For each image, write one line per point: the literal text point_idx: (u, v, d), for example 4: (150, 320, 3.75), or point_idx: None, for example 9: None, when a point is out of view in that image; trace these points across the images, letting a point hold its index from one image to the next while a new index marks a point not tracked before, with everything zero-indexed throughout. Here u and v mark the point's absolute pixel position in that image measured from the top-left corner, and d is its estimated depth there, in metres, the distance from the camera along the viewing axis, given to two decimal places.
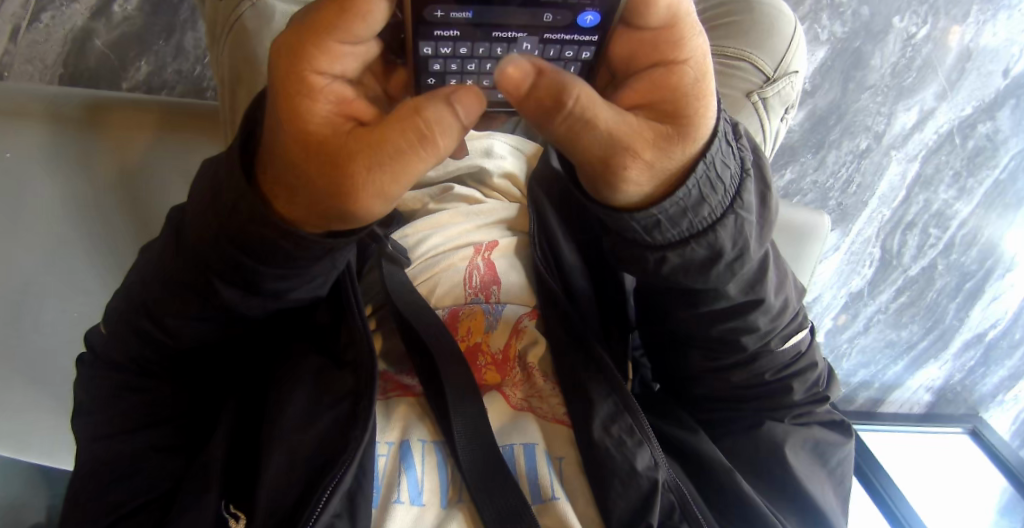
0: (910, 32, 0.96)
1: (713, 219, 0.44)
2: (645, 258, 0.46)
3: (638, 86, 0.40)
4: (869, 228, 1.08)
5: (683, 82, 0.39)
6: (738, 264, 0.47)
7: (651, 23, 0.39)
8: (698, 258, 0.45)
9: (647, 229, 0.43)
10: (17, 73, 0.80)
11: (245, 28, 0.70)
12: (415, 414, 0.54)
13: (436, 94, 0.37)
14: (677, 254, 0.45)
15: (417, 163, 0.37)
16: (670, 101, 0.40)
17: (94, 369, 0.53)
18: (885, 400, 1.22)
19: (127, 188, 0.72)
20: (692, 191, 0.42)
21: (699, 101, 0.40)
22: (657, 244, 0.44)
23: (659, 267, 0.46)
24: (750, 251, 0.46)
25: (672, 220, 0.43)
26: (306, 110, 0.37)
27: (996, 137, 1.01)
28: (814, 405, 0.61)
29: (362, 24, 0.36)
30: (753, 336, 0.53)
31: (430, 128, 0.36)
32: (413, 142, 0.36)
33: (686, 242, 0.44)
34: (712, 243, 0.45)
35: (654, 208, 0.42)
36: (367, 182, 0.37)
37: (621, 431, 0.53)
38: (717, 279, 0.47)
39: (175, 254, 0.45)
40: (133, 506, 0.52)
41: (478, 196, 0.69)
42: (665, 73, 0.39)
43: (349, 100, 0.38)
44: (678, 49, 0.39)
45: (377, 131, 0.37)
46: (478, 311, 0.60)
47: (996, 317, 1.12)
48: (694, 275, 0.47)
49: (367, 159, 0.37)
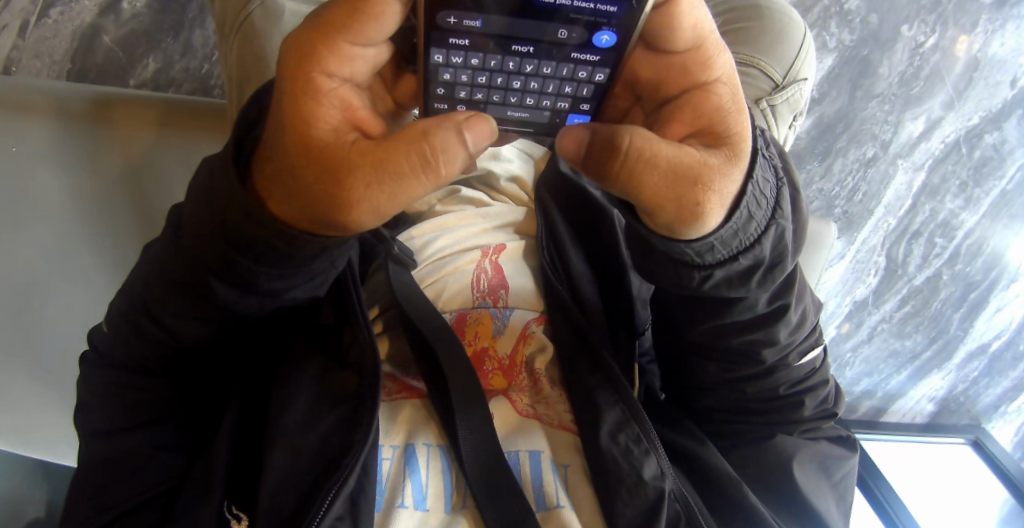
0: (918, 41, 0.96)
1: (759, 233, 0.43)
2: (690, 278, 0.44)
3: (677, 109, 0.42)
4: (874, 237, 1.07)
5: (720, 101, 0.41)
6: (777, 271, 0.46)
7: (677, 45, 0.41)
8: (743, 272, 0.44)
9: (698, 253, 0.42)
10: (25, 68, 0.80)
11: (253, 26, 0.70)
12: (420, 419, 0.54)
13: (448, 119, 0.37)
14: (724, 271, 0.44)
15: (414, 185, 0.37)
16: (714, 124, 0.41)
17: (97, 367, 0.52)
18: (886, 410, 1.22)
19: (132, 184, 0.72)
20: (744, 212, 0.41)
21: (739, 118, 0.41)
22: (706, 264, 0.43)
23: (703, 284, 0.44)
24: (787, 259, 0.46)
25: (724, 242, 0.42)
26: (311, 113, 0.37)
27: (1003, 147, 1.01)
28: (822, 421, 0.60)
29: (376, 27, 0.37)
30: (773, 350, 0.53)
31: (435, 155, 0.37)
32: (415, 165, 0.37)
33: (734, 258, 0.43)
34: (756, 256, 0.44)
35: (712, 234, 0.41)
36: (364, 198, 0.37)
37: (628, 440, 0.53)
38: (756, 289, 0.46)
39: (175, 251, 0.45)
40: (131, 506, 0.52)
41: (485, 199, 0.69)
42: (700, 95, 0.41)
43: (355, 106, 0.38)
44: (707, 70, 0.41)
45: (384, 147, 0.37)
46: (486, 315, 0.60)
47: (1000, 328, 1.12)
48: (737, 288, 0.46)
49: (367, 173, 0.37)
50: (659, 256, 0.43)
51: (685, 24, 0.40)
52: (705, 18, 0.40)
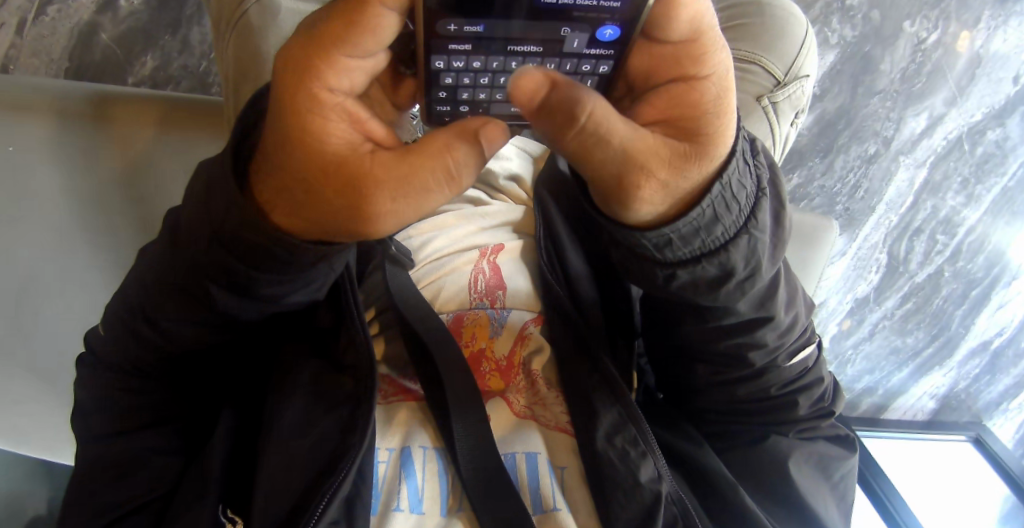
0: (921, 37, 0.95)
1: (726, 239, 0.43)
2: (655, 274, 0.45)
3: (656, 98, 0.41)
4: (876, 234, 1.07)
5: (702, 97, 0.40)
6: (750, 283, 0.46)
7: (673, 36, 0.40)
8: (708, 276, 0.45)
9: (658, 248, 0.42)
10: (22, 67, 0.79)
11: (249, 24, 0.70)
12: (416, 421, 0.54)
13: (465, 130, 0.37)
14: (688, 272, 0.44)
15: (436, 196, 0.38)
16: (689, 118, 0.40)
17: (93, 369, 0.52)
18: (887, 408, 1.22)
19: (131, 185, 0.72)
20: (706, 211, 0.41)
21: (720, 118, 0.40)
22: (667, 261, 0.44)
23: (668, 282, 0.45)
24: (762, 271, 0.46)
25: (685, 240, 0.42)
26: (318, 127, 0.36)
27: (1005, 144, 1.00)
28: (819, 420, 0.60)
29: (373, 39, 0.36)
30: (761, 352, 0.53)
31: (458, 167, 0.37)
32: (440, 180, 0.37)
33: (698, 260, 0.43)
34: (723, 263, 0.44)
35: (666, 227, 0.41)
36: (388, 211, 0.37)
37: (624, 442, 0.52)
38: (727, 297, 0.47)
39: (171, 256, 0.45)
40: (129, 508, 0.52)
41: (483, 197, 0.69)
42: (685, 87, 0.40)
43: (361, 118, 0.38)
44: (698, 64, 0.40)
45: (405, 163, 0.37)
46: (483, 316, 0.59)
47: (1001, 325, 1.11)
48: (704, 292, 0.46)
49: (391, 188, 0.36)
50: (625, 250, 0.44)
51: (682, 16, 0.39)
52: (704, 12, 0.39)
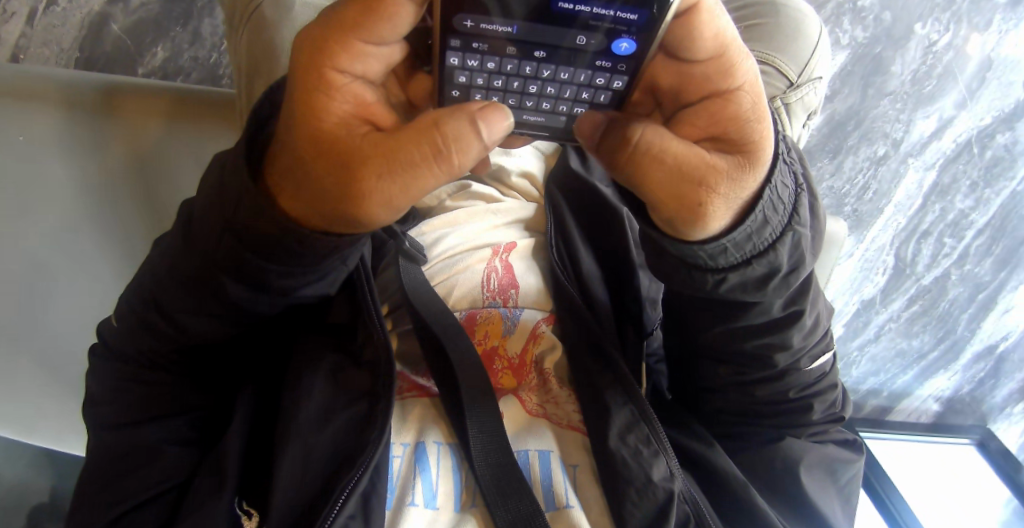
0: (932, 39, 0.94)
1: (774, 237, 0.43)
2: (704, 281, 0.44)
3: (696, 117, 0.42)
4: (883, 236, 1.08)
5: (739, 109, 0.41)
6: (793, 277, 0.46)
7: (699, 53, 0.40)
8: (757, 277, 0.44)
9: (711, 256, 0.43)
10: (33, 56, 0.80)
11: (263, 17, 0.70)
12: (429, 416, 0.55)
13: (465, 111, 0.37)
14: (738, 275, 0.44)
15: (426, 176, 0.37)
16: (730, 131, 0.41)
17: (108, 361, 0.53)
18: (893, 408, 1.24)
19: (142, 177, 0.72)
20: (758, 216, 0.42)
21: (759, 127, 0.41)
22: (718, 268, 0.44)
23: (717, 288, 0.45)
24: (804, 265, 0.46)
25: (738, 245, 0.43)
26: (321, 104, 0.37)
27: (1014, 148, 0.98)
28: (831, 424, 0.61)
29: (388, 27, 0.37)
30: (785, 354, 0.53)
31: (448, 144, 0.37)
32: (427, 154, 0.37)
33: (748, 262, 0.43)
34: (772, 262, 0.44)
35: (725, 236, 0.42)
36: (375, 189, 0.37)
37: (637, 441, 0.52)
38: (772, 294, 0.46)
39: (184, 247, 0.45)
40: (136, 502, 0.51)
41: (496, 195, 0.68)
42: (719, 104, 0.41)
43: (368, 103, 0.38)
44: (728, 78, 0.41)
45: (392, 140, 0.37)
46: (496, 315, 0.59)
47: (1007, 330, 1.10)
48: (752, 292, 0.46)
49: (377, 163, 0.37)
50: (671, 259, 0.44)
51: (707, 32, 0.39)
52: (726, 26, 0.40)
